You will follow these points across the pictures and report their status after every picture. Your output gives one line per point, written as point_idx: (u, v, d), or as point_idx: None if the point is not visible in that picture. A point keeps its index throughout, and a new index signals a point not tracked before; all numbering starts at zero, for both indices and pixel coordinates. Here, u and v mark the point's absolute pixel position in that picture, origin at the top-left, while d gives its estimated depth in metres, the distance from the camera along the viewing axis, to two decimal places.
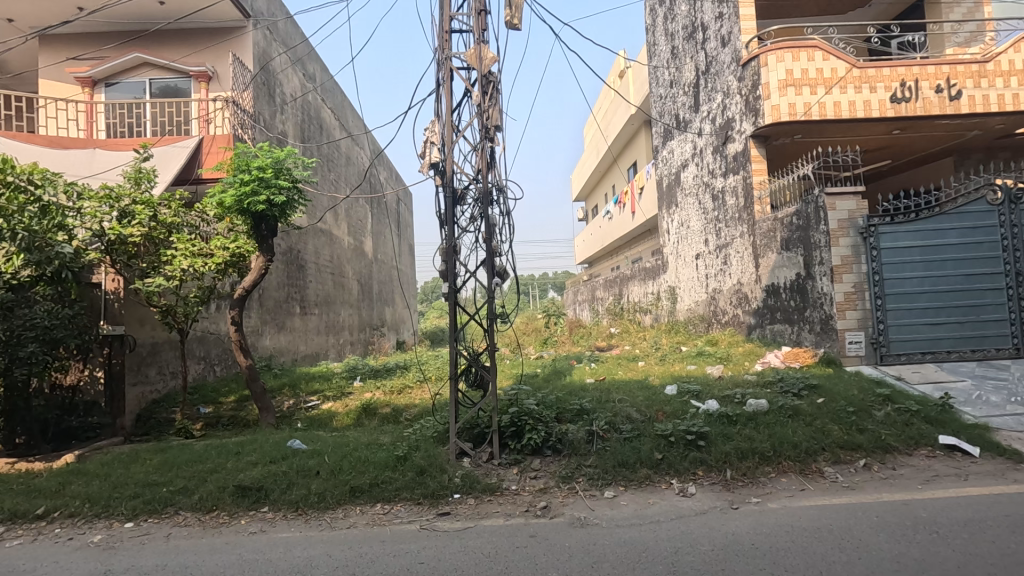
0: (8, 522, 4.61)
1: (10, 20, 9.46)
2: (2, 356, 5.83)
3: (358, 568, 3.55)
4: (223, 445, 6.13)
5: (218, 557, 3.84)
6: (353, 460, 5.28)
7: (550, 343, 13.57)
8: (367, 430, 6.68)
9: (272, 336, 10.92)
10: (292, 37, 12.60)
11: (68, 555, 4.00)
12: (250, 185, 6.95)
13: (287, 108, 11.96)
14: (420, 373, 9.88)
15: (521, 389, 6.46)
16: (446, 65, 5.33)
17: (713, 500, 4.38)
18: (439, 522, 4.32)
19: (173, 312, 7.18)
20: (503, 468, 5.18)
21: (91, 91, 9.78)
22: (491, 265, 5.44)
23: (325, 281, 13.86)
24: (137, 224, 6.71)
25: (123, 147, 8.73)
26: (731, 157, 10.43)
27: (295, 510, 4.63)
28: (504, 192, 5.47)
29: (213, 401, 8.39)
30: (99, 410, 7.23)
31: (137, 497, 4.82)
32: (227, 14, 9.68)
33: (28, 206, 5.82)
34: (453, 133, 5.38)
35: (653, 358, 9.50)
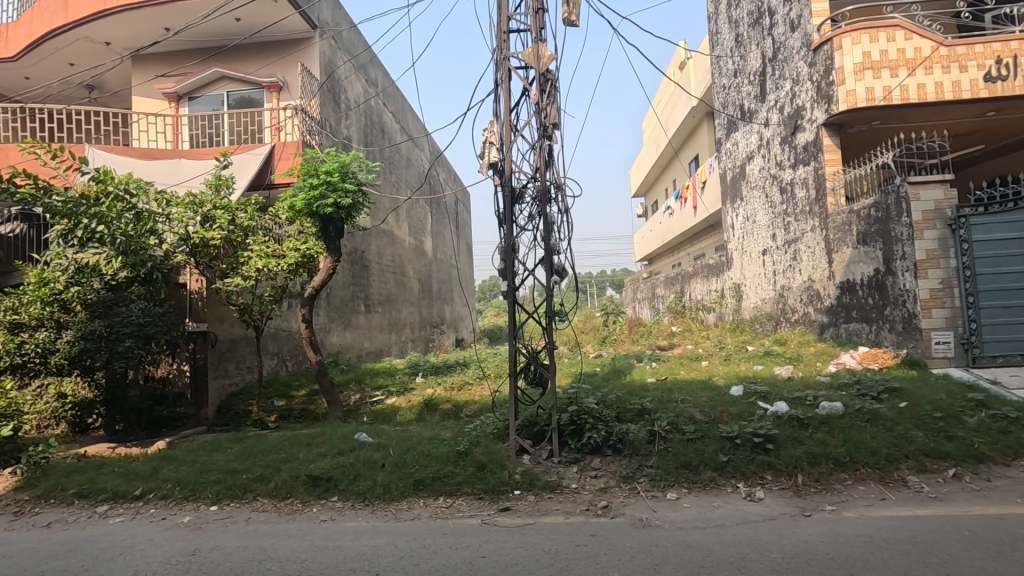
0: (110, 501, 5.08)
1: (107, 43, 10.35)
2: (103, 351, 6.43)
3: (422, 559, 3.66)
4: (296, 437, 6.46)
5: (293, 542, 4.07)
6: (416, 454, 5.45)
7: (608, 342, 13.39)
8: (428, 425, 6.85)
9: (338, 333, 11.40)
10: (356, 45, 13.10)
11: (161, 533, 4.35)
12: (319, 189, 7.29)
13: (351, 113, 12.42)
14: (480, 371, 10.03)
15: (579, 388, 6.41)
16: (504, 66, 5.39)
17: (783, 506, 4.19)
18: (500, 517, 4.38)
19: (250, 310, 7.64)
20: (563, 466, 5.17)
21: (177, 106, 10.57)
22: (549, 263, 5.45)
23: (388, 280, 14.29)
24: (218, 228, 7.18)
25: (205, 155, 9.33)
26: (801, 147, 9.92)
27: (362, 501, 4.82)
28: (562, 189, 5.48)
29: (286, 394, 8.85)
30: (185, 401, 7.84)
31: (220, 483, 5.19)
32: (296, 26, 10.20)
33: (125, 213, 6.44)
34: (512, 133, 5.45)
35: (716, 358, 9.21)
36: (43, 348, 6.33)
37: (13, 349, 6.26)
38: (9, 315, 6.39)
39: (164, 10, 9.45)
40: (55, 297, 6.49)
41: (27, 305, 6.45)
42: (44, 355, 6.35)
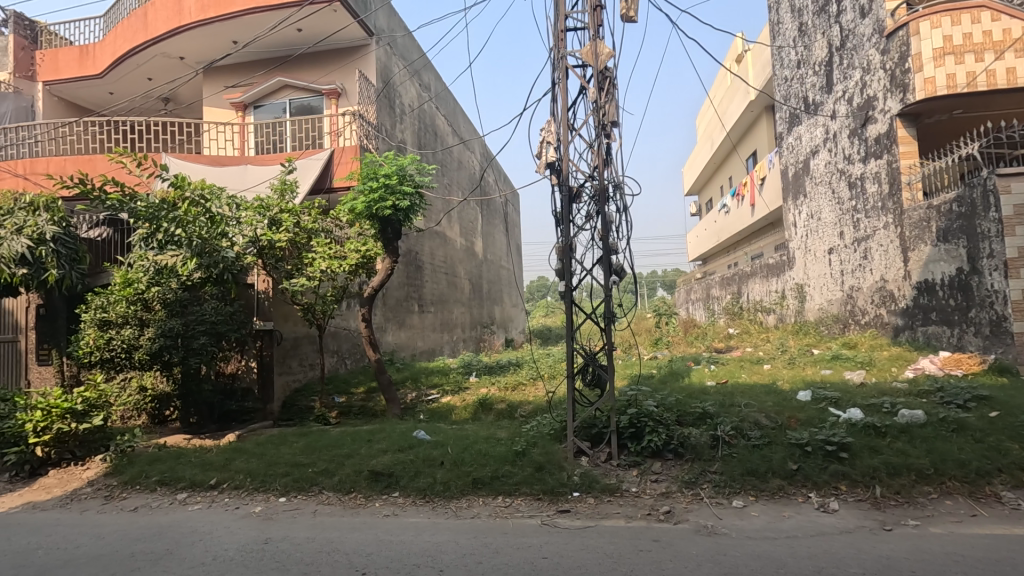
0: (188, 489, 5.39)
1: (181, 57, 10.98)
2: (180, 348, 6.84)
3: (484, 558, 3.67)
4: (357, 433, 6.64)
5: (358, 536, 4.18)
6: (474, 453, 5.50)
7: (662, 344, 13.10)
8: (483, 425, 6.89)
9: (393, 333, 11.67)
10: (410, 50, 13.38)
11: (236, 522, 4.57)
12: (378, 192, 7.48)
13: (406, 117, 12.69)
14: (533, 371, 10.01)
15: (638, 390, 6.29)
16: (561, 65, 5.37)
17: (861, 519, 3.97)
18: (560, 518, 4.36)
19: (313, 309, 7.94)
20: (622, 469, 5.09)
21: (243, 114, 11.11)
22: (608, 263, 5.38)
23: (440, 281, 14.52)
24: (284, 230, 7.48)
25: (270, 162, 9.74)
26: (872, 139, 9.39)
27: (423, 497, 4.90)
28: (621, 188, 5.40)
29: (346, 391, 9.13)
30: (253, 396, 8.21)
31: (288, 475, 5.40)
32: (354, 34, 10.52)
33: (200, 217, 6.81)
34: (569, 131, 5.43)
35: (779, 361, 8.83)
36: (128, 344, 6.74)
37: (102, 344, 6.73)
38: (99, 313, 6.91)
39: (233, 24, 9.94)
40: (137, 296, 6.94)
41: (114, 304, 6.91)
42: (129, 351, 6.77)
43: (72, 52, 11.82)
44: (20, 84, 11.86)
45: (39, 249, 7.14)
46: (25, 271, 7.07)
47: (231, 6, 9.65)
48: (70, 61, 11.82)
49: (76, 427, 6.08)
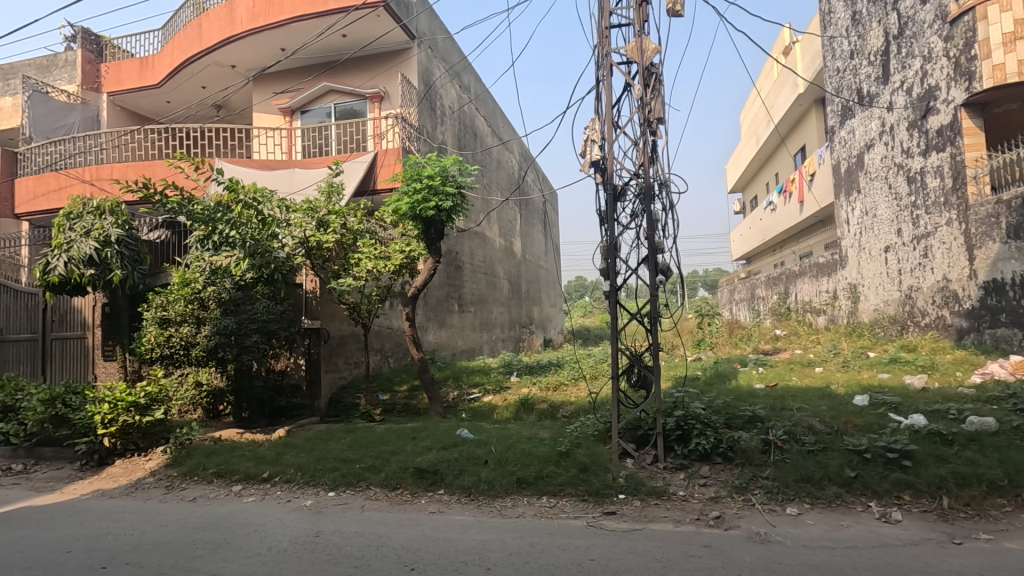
0: (243, 481, 5.59)
1: (233, 66, 11.41)
2: (234, 345, 7.14)
3: (531, 558, 3.67)
4: (401, 430, 6.74)
5: (405, 531, 4.24)
6: (518, 453, 5.50)
7: (705, 345, 12.77)
8: (526, 425, 6.88)
9: (434, 332, 11.81)
10: (451, 52, 13.52)
11: (288, 515, 4.70)
12: (421, 192, 7.58)
13: (446, 118, 12.82)
14: (575, 371, 9.97)
15: (685, 392, 6.15)
16: (605, 62, 5.31)
17: (927, 532, 3.77)
18: (606, 520, 4.31)
19: (358, 308, 8.10)
20: (669, 472, 4.99)
21: (291, 119, 11.46)
22: (654, 262, 5.29)
23: (479, 280, 14.61)
24: (331, 232, 7.66)
25: (316, 165, 9.99)
26: (934, 131, 8.94)
27: (467, 495, 4.94)
28: (667, 185, 5.30)
29: (390, 389, 9.30)
30: (301, 392, 8.45)
31: (337, 470, 5.54)
32: (397, 38, 10.69)
33: (253, 220, 7.11)
34: (614, 129, 5.37)
35: (832, 364, 8.50)
36: (186, 341, 7.05)
37: (163, 341, 7.07)
38: (159, 312, 7.24)
39: (282, 32, 10.26)
40: (194, 296, 7.20)
41: (173, 303, 7.21)
42: (187, 347, 7.08)
43: (133, 64, 12.51)
44: (86, 96, 12.55)
45: (105, 251, 7.59)
46: (92, 272, 7.55)
47: (280, 15, 9.97)
48: (132, 72, 12.50)
49: (139, 419, 6.38)
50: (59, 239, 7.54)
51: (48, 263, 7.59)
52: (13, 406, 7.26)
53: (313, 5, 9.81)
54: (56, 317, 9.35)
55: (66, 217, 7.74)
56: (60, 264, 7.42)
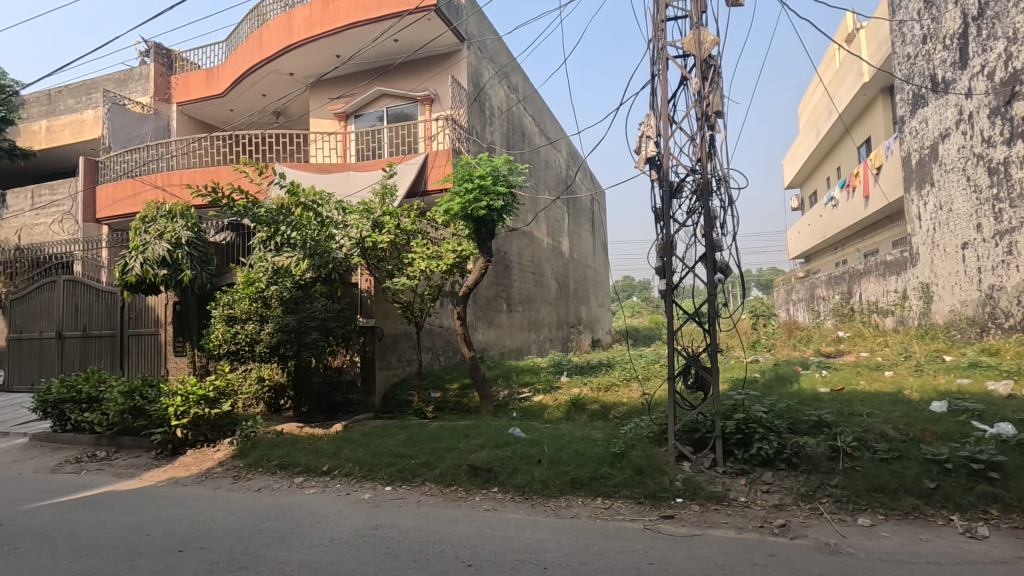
0: (304, 474, 5.81)
1: (291, 73, 11.86)
2: (294, 342, 7.40)
3: (588, 559, 3.63)
4: (454, 428, 6.82)
5: (461, 528, 4.28)
6: (571, 452, 5.46)
7: (762, 347, 12.32)
8: (578, 425, 6.83)
9: (483, 331, 11.91)
10: (499, 53, 13.57)
11: (347, 507, 4.84)
12: (473, 192, 7.65)
13: (495, 119, 12.88)
14: (627, 372, 9.83)
15: (745, 394, 5.94)
16: (661, 57, 5.21)
17: (1019, 550, 3.49)
18: (663, 524, 4.21)
19: (411, 307, 8.26)
20: (728, 477, 4.84)
21: (345, 124, 11.81)
22: (711, 260, 5.14)
23: (528, 280, 14.62)
24: (386, 232, 7.82)
25: (370, 168, 10.25)
26: (1021, 118, 8.38)
27: (521, 494, 4.94)
28: (726, 181, 5.14)
29: (441, 387, 9.46)
30: (357, 389, 8.68)
31: (393, 465, 5.66)
32: (447, 41, 10.83)
33: (313, 221, 7.39)
34: (669, 125, 5.25)
35: (903, 368, 8.02)
36: (251, 338, 7.41)
37: (229, 337, 7.42)
38: (226, 310, 7.61)
39: (338, 39, 10.58)
40: (258, 295, 7.53)
41: (238, 302, 7.57)
42: (251, 344, 7.43)
43: (200, 75, 13.19)
44: (159, 107, 13.45)
45: (177, 252, 8.04)
46: (165, 272, 8.01)
47: (336, 23, 10.28)
48: (198, 83, 13.20)
49: (208, 412, 6.73)
50: (136, 241, 8.04)
51: (127, 263, 8.11)
52: (97, 397, 7.75)
53: (366, 12, 10.07)
54: (132, 314, 9.98)
55: (142, 220, 8.24)
56: (137, 266, 7.93)
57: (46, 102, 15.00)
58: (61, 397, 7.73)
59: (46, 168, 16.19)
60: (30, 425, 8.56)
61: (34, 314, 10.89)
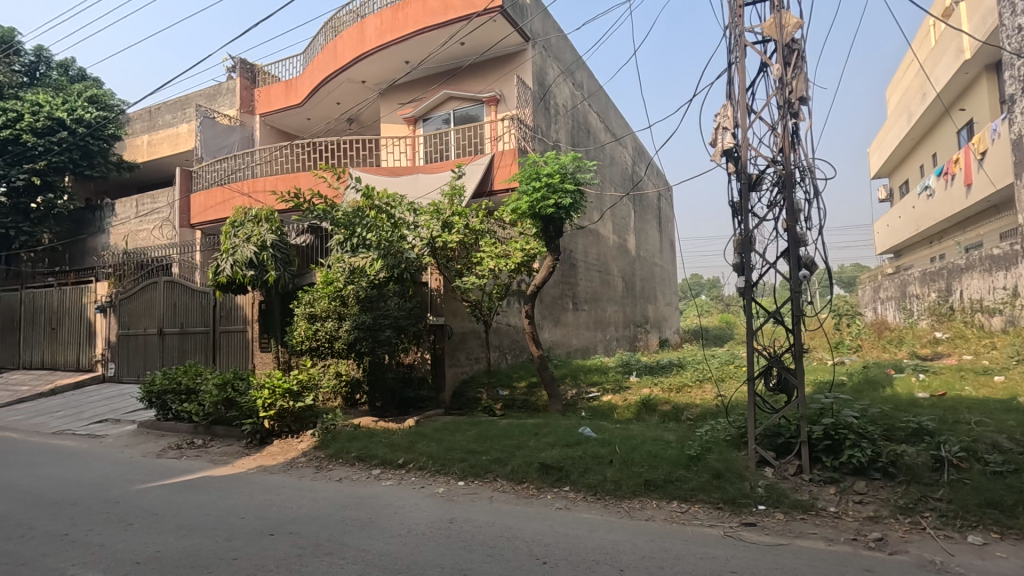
0: (381, 466, 6.03)
1: (363, 81, 12.33)
2: (370, 339, 7.69)
3: (665, 562, 3.54)
4: (523, 426, 6.83)
5: (534, 525, 4.29)
6: (644, 454, 5.34)
7: (846, 349, 11.57)
8: (649, 426, 6.69)
9: (549, 330, 11.91)
10: (564, 50, 13.49)
11: (423, 500, 4.98)
12: (541, 191, 7.64)
13: (560, 117, 12.81)
14: (699, 373, 9.50)
15: (834, 397, 5.56)
16: (738, 44, 4.99)
17: None
18: (745, 531, 4.03)
19: (480, 306, 8.37)
20: (816, 485, 4.56)
21: (414, 128, 12.16)
22: (795, 256, 4.88)
23: (594, 279, 14.46)
24: (455, 232, 7.94)
25: (438, 169, 10.48)
26: None
27: (594, 494, 4.89)
28: (811, 172, 4.86)
29: (509, 384, 9.55)
30: (427, 385, 8.90)
31: (465, 461, 5.76)
32: (512, 41, 10.89)
33: (386, 223, 7.65)
34: (748, 115, 5.03)
35: (1016, 373, 7.26)
36: (330, 335, 7.71)
37: (310, 334, 7.79)
38: (308, 308, 8.01)
39: (407, 45, 10.88)
40: (337, 294, 7.89)
41: (318, 301, 7.96)
42: (331, 340, 7.72)
43: (280, 87, 13.98)
44: (244, 118, 14.50)
45: (262, 255, 8.57)
46: (252, 273, 8.54)
47: (405, 29, 10.59)
48: (279, 94, 13.99)
49: (293, 404, 7.13)
50: (227, 245, 8.64)
51: (218, 266, 8.72)
52: (194, 389, 8.39)
53: (434, 17, 10.31)
54: (223, 313, 10.73)
55: (232, 225, 8.83)
56: (228, 267, 8.52)
57: (147, 118, 16.41)
58: (164, 388, 8.44)
59: (148, 179, 17.75)
60: (137, 413, 9.40)
61: (139, 312, 11.94)
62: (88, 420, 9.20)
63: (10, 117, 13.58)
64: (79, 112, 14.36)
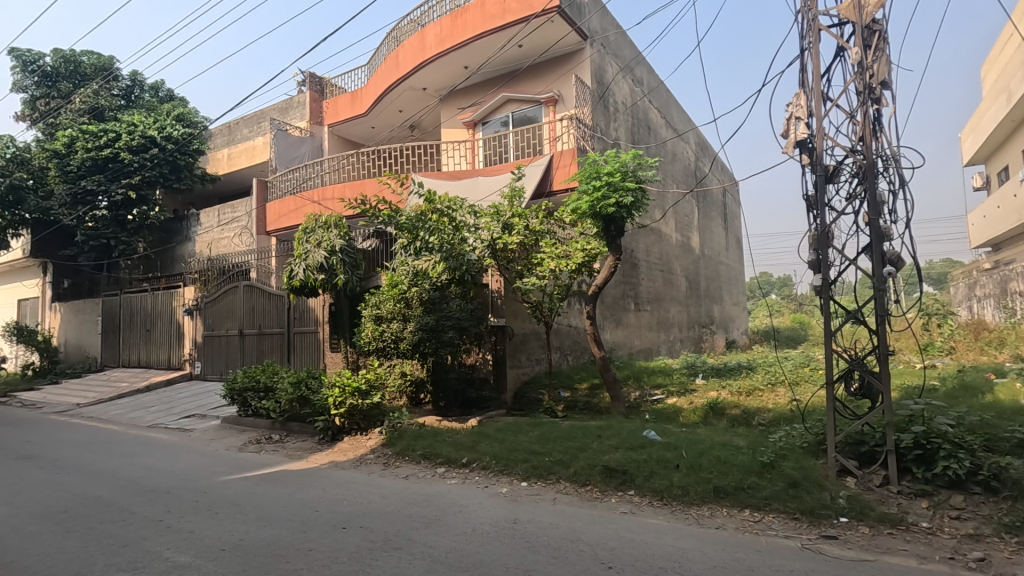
0: (446, 464, 6.15)
1: (424, 88, 12.62)
2: (434, 340, 7.87)
3: (737, 573, 3.40)
4: (586, 427, 6.76)
5: (598, 529, 4.23)
6: (712, 459, 5.15)
7: (937, 351, 10.69)
8: (717, 430, 6.45)
9: (611, 331, 11.74)
10: (623, 47, 13.25)
11: (486, 500, 5.02)
12: (601, 190, 7.54)
13: (620, 115, 12.60)
14: (771, 376, 9.05)
15: (926, 403, 5.13)
16: (812, 28, 4.73)
17: None
18: (824, 544, 3.80)
19: (541, 307, 8.36)
20: (905, 498, 4.24)
21: (473, 131, 12.35)
22: (878, 251, 4.56)
23: (656, 278, 14.12)
24: (516, 233, 7.99)
25: (498, 172, 10.57)
26: None
27: (660, 499, 4.77)
28: (896, 161, 4.52)
29: (571, 386, 9.47)
30: (489, 386, 8.98)
31: (527, 462, 5.77)
32: (571, 40, 10.83)
33: (447, 226, 7.80)
34: (824, 102, 4.75)
35: None
36: (396, 335, 7.92)
37: (377, 335, 8.03)
38: (374, 310, 8.27)
39: (466, 50, 11.05)
40: (401, 295, 8.11)
41: (384, 303, 8.20)
42: (396, 341, 7.93)
43: (346, 97, 14.55)
44: (314, 129, 15.22)
45: (332, 259, 8.95)
46: (323, 277, 8.94)
47: (464, 35, 10.76)
48: (346, 105, 14.56)
49: (361, 402, 7.39)
50: (300, 250, 9.10)
51: (292, 270, 9.19)
52: (271, 387, 8.87)
53: (493, 21, 10.39)
54: (297, 315, 11.30)
55: (304, 231, 9.28)
56: (301, 271, 8.97)
57: (227, 133, 17.54)
58: (244, 386, 8.97)
59: (228, 190, 18.96)
60: (220, 409, 10.06)
61: (221, 314, 12.78)
62: (179, 415, 9.95)
63: (110, 138, 14.90)
64: (168, 130, 15.53)
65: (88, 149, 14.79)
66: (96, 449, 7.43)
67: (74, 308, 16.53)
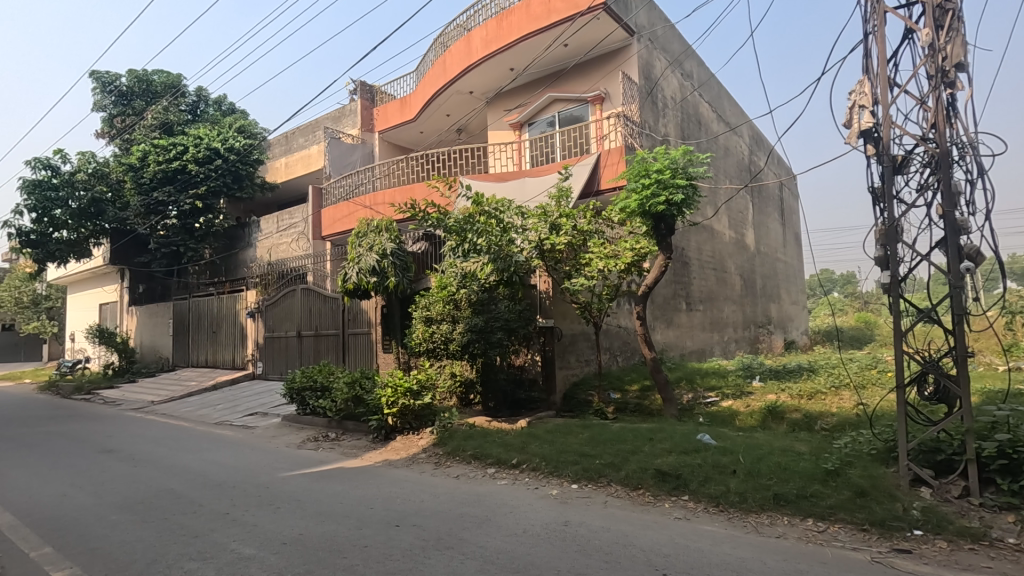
0: (496, 465, 6.17)
1: (471, 92, 12.74)
2: (482, 341, 7.93)
3: None
4: (636, 430, 6.65)
5: (650, 534, 4.14)
6: (771, 465, 4.95)
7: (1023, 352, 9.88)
8: (776, 435, 6.19)
9: (662, 331, 11.49)
10: (672, 40, 12.95)
11: (536, 501, 5.01)
12: (650, 188, 7.38)
13: (669, 110, 12.33)
14: (835, 379, 8.61)
15: (1013, 410, 4.73)
16: (877, 11, 4.47)
17: None
18: (896, 558, 3.58)
19: (589, 308, 8.27)
20: (988, 511, 3.94)
21: (520, 132, 12.39)
22: (954, 245, 4.25)
23: (709, 277, 13.71)
24: (564, 233, 7.95)
25: (544, 172, 10.55)
26: None
27: (716, 505, 4.61)
28: (974, 149, 4.21)
29: (621, 388, 9.32)
30: (538, 387, 8.95)
31: (577, 464, 5.72)
32: (617, 37, 10.68)
33: (495, 227, 7.85)
34: (890, 89, 4.49)
35: None
36: (445, 337, 8.02)
37: (427, 336, 8.17)
38: (424, 312, 8.41)
39: (512, 52, 11.08)
40: (450, 297, 8.22)
41: (434, 304, 8.32)
42: (446, 342, 8.04)
43: (395, 104, 14.87)
44: (365, 136, 15.73)
45: (383, 262, 9.16)
46: (375, 280, 9.17)
47: (510, 37, 10.80)
48: (395, 111, 14.88)
49: (413, 402, 7.54)
50: (354, 254, 9.38)
51: (346, 274, 9.49)
52: (327, 387, 9.17)
53: (538, 22, 10.38)
54: (351, 317, 11.65)
55: (357, 235, 9.55)
56: (354, 274, 9.24)
57: (284, 143, 18.30)
58: (302, 385, 9.32)
59: (285, 197, 19.77)
60: (281, 407, 10.50)
61: (281, 316, 13.33)
62: (243, 412, 10.45)
63: (178, 151, 15.81)
64: (231, 142, 16.42)
65: (159, 162, 15.70)
66: (169, 444, 7.91)
67: (149, 311, 17.70)
